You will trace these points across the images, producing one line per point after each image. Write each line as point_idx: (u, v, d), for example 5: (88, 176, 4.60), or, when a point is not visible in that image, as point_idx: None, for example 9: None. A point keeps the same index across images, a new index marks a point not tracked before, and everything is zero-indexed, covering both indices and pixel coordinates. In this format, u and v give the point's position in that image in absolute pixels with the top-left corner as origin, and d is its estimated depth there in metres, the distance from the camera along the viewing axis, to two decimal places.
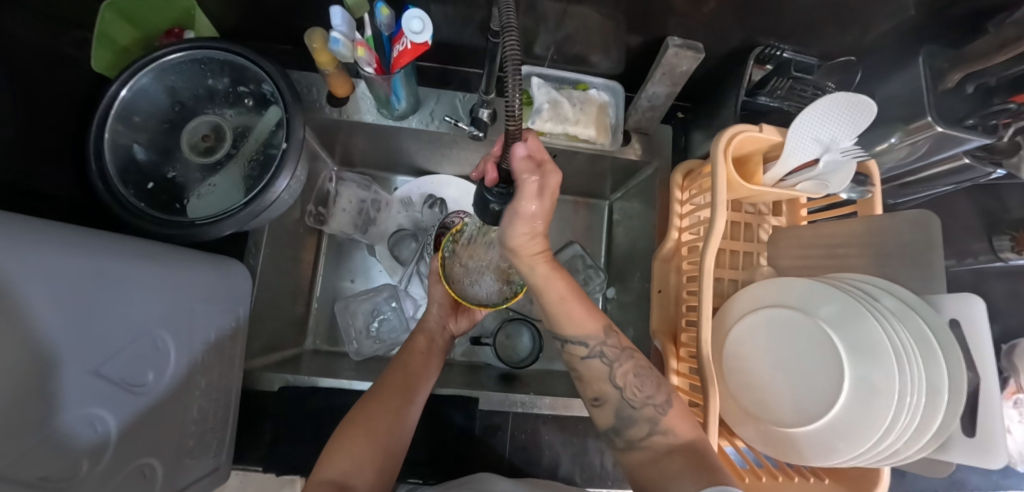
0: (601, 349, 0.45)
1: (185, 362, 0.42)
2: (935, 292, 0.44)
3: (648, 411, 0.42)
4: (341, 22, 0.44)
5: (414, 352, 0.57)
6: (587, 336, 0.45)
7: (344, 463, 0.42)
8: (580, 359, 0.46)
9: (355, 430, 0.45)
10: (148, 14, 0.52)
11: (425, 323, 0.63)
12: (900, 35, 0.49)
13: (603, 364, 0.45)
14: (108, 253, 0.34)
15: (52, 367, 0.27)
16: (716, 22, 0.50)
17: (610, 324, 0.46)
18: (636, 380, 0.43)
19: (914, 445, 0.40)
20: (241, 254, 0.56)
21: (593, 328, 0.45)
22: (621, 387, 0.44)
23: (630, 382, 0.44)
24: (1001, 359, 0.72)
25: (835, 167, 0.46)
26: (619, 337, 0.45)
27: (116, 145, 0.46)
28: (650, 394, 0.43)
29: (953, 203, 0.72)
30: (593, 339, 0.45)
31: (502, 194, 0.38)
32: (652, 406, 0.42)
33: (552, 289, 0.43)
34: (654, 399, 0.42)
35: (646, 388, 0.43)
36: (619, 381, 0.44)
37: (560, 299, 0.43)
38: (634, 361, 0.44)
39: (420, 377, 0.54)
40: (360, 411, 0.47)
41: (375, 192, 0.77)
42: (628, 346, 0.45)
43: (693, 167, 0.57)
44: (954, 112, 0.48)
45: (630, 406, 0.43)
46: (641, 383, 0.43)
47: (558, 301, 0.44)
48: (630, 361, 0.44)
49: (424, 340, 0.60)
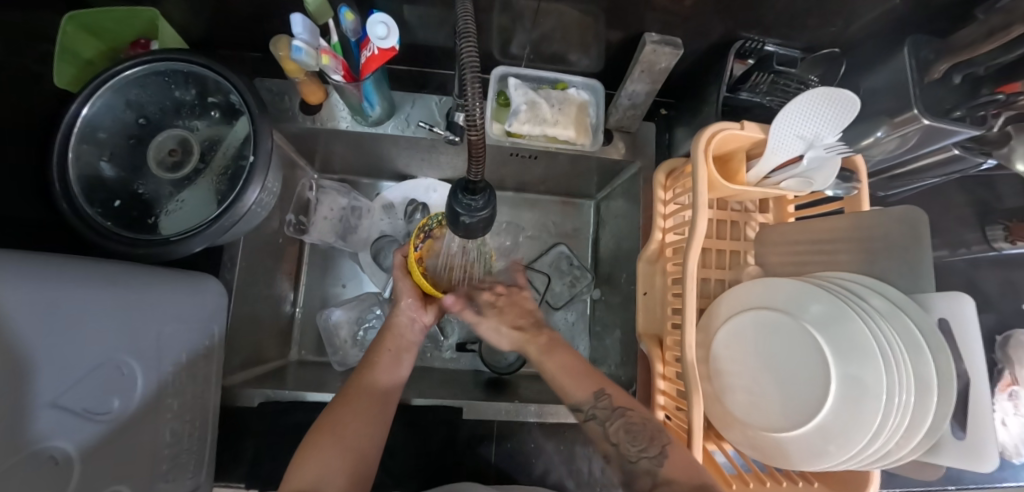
0: (594, 410, 0.48)
1: (152, 386, 0.42)
2: (923, 290, 0.43)
3: (646, 463, 0.43)
4: (303, 30, 0.43)
5: (381, 352, 0.56)
6: (583, 399, 0.50)
7: (314, 473, 0.41)
8: (581, 422, 0.49)
9: (320, 439, 0.44)
10: (112, 26, 0.50)
11: (395, 321, 0.59)
12: (885, 24, 0.48)
13: (597, 426, 0.48)
14: (67, 282, 0.33)
15: (13, 400, 0.27)
16: (694, 18, 0.49)
17: (602, 387, 0.50)
18: (627, 436, 0.46)
19: (905, 447, 0.39)
20: (216, 269, 0.56)
21: (588, 388, 0.50)
22: (618, 443, 0.46)
23: (622, 438, 0.46)
24: (995, 351, 0.71)
25: (819, 164, 0.44)
26: (610, 398, 0.49)
27: (82, 163, 0.45)
28: (643, 447, 0.44)
29: (944, 193, 0.71)
30: (586, 402, 0.49)
31: (471, 205, 0.36)
32: (647, 459, 0.43)
33: (550, 361, 0.54)
34: (648, 453, 0.43)
35: (640, 441, 0.45)
36: (615, 439, 0.47)
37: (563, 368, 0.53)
38: (624, 419, 0.47)
39: (391, 377, 0.53)
40: (329, 417, 0.46)
41: (354, 198, 0.77)
42: (622, 405, 0.48)
43: (677, 165, 0.56)
44: (941, 105, 0.46)
45: (628, 461, 0.45)
46: (634, 437, 0.45)
47: (561, 373, 0.53)
48: (620, 419, 0.47)
49: (392, 339, 0.57)
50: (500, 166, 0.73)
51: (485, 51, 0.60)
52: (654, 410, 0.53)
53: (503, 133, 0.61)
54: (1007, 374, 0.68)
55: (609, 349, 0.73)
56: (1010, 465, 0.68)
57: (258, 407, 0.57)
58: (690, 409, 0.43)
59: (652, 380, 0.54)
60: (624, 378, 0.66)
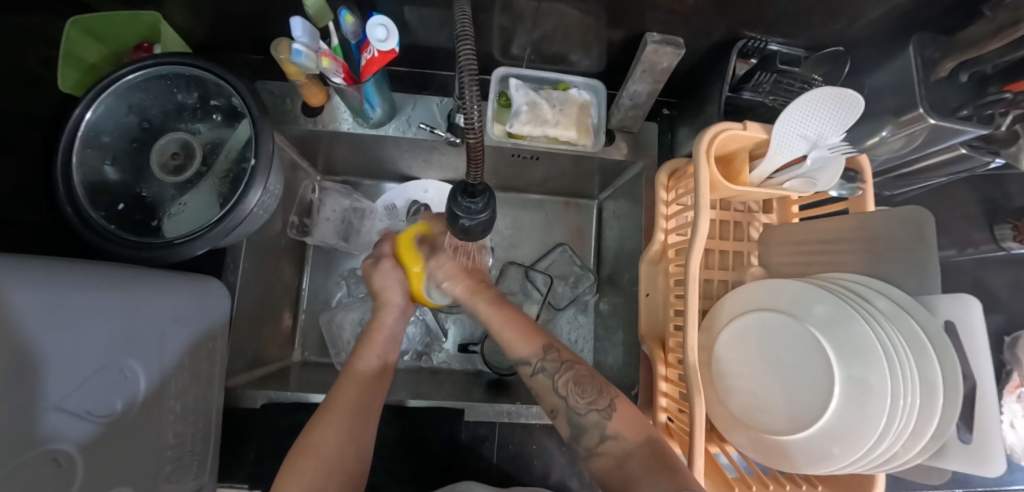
0: (543, 363, 0.48)
1: (156, 386, 0.42)
2: (929, 292, 0.42)
3: (594, 416, 0.44)
4: (302, 33, 0.44)
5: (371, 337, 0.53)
6: (527, 350, 0.49)
7: (330, 435, 0.42)
8: (529, 377, 0.48)
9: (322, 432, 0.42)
10: (114, 30, 0.50)
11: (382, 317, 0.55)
12: (891, 20, 0.47)
13: (546, 377, 0.47)
14: (71, 285, 0.34)
15: (24, 403, 0.28)
16: (697, 16, 0.48)
17: (549, 342, 0.49)
18: (576, 388, 0.45)
19: (912, 450, 0.38)
20: (219, 271, 0.56)
21: (533, 341, 0.50)
22: (566, 395, 0.46)
23: (572, 391, 0.46)
24: (1004, 352, 0.70)
25: (823, 163, 0.44)
26: (558, 352, 0.49)
27: (86, 167, 0.46)
28: (592, 400, 0.44)
29: (952, 191, 0.70)
30: (536, 355, 0.48)
31: (470, 208, 0.36)
32: (596, 411, 0.44)
33: (496, 316, 0.53)
34: (596, 405, 0.44)
35: (588, 394, 0.45)
36: (562, 391, 0.46)
37: (496, 317, 0.53)
38: (572, 371, 0.47)
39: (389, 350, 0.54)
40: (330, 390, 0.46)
41: (357, 200, 0.77)
42: (569, 358, 0.48)
43: (679, 165, 0.55)
44: (947, 103, 0.45)
45: (575, 413, 0.44)
46: (582, 390, 0.45)
47: (500, 325, 0.52)
48: (568, 372, 0.47)
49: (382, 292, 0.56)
50: (501, 168, 0.73)
51: (485, 52, 0.60)
52: (656, 412, 0.52)
53: (504, 134, 0.61)
54: (1016, 376, 0.67)
55: (611, 349, 0.72)
56: (1019, 467, 0.67)
57: (261, 407, 0.58)
58: (692, 410, 0.43)
59: (654, 382, 0.54)
60: (626, 379, 0.66)
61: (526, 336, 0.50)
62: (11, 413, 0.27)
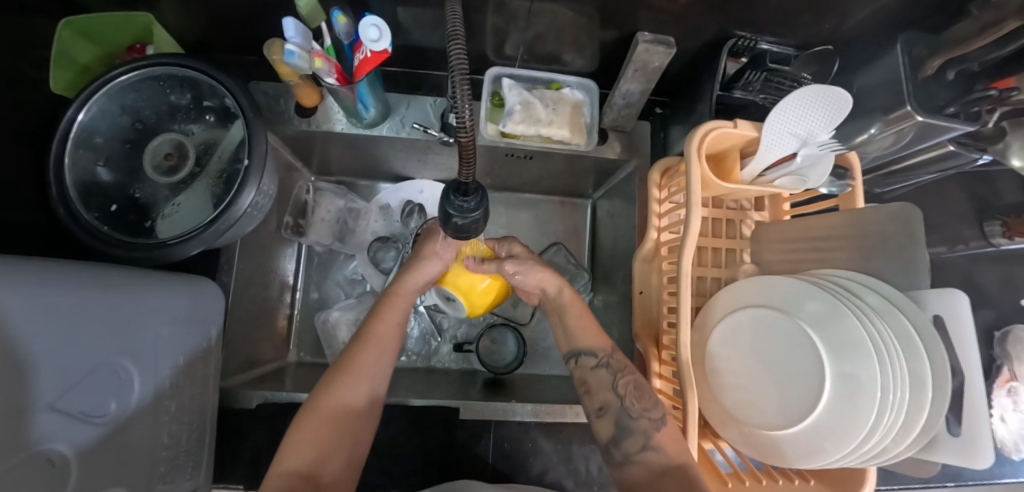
0: (608, 360, 0.50)
1: (150, 388, 0.42)
2: (918, 287, 0.42)
3: (644, 423, 0.44)
4: (296, 33, 0.44)
5: (392, 303, 0.54)
6: (598, 346, 0.51)
7: (308, 454, 0.40)
8: (590, 369, 0.50)
9: (316, 421, 0.42)
10: (107, 31, 0.50)
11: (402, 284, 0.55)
12: (878, 19, 0.48)
13: (608, 373, 0.49)
14: (64, 286, 0.34)
15: (17, 404, 0.28)
16: (688, 16, 0.49)
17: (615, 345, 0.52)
18: (635, 392, 0.47)
19: (901, 444, 0.39)
20: (213, 272, 0.56)
21: (603, 342, 0.52)
22: (623, 396, 0.47)
23: (629, 392, 0.47)
24: (994, 347, 0.70)
25: (813, 161, 0.44)
26: (623, 356, 0.51)
27: (78, 168, 0.45)
28: (647, 407, 0.45)
29: (942, 188, 0.70)
30: (602, 351, 0.51)
31: (463, 207, 0.36)
32: (647, 419, 0.44)
33: (573, 309, 0.55)
34: (650, 413, 0.44)
35: (644, 401, 0.46)
36: (620, 391, 0.47)
37: (578, 315, 0.54)
38: (634, 377, 0.48)
39: (386, 356, 0.50)
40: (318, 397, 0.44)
41: (352, 200, 0.78)
42: (632, 365, 0.50)
43: (671, 164, 0.55)
44: (934, 100, 0.45)
45: (627, 415, 0.45)
46: (641, 397, 0.46)
47: (574, 319, 0.54)
48: (630, 376, 0.48)
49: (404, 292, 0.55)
50: (496, 168, 0.73)
51: (479, 52, 0.60)
52: None
53: (497, 134, 0.61)
54: (1006, 371, 0.68)
55: None
56: (1009, 460, 0.68)
57: (256, 408, 0.57)
58: (686, 406, 0.43)
59: (649, 379, 0.54)
60: None
61: (599, 334, 0.53)
62: (4, 413, 0.27)
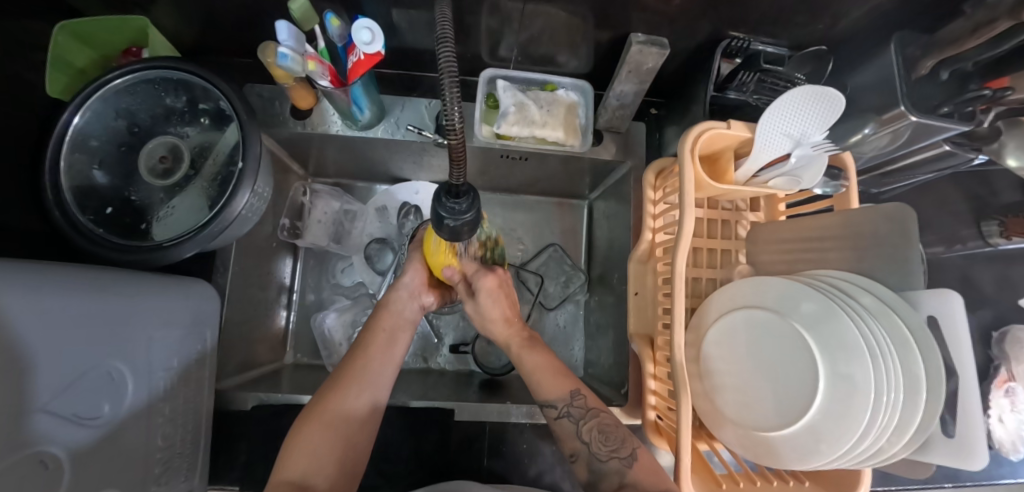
0: (569, 409, 0.49)
1: (144, 390, 0.42)
2: (913, 287, 0.42)
3: (615, 463, 0.45)
4: (288, 36, 0.44)
5: (378, 330, 0.54)
6: (558, 396, 0.50)
7: (304, 463, 0.42)
8: (554, 419, 0.50)
9: (309, 432, 0.43)
10: (102, 35, 0.51)
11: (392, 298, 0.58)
12: (872, 18, 0.47)
13: (571, 422, 0.49)
14: (58, 288, 0.34)
15: (11, 405, 0.28)
16: (681, 17, 0.49)
17: (577, 387, 0.51)
18: (601, 436, 0.47)
19: (896, 445, 0.39)
20: (209, 274, 0.56)
21: (563, 389, 0.51)
22: (589, 442, 0.47)
23: (596, 437, 0.47)
24: (992, 347, 0.70)
25: (807, 161, 0.44)
26: (585, 399, 0.50)
27: (74, 172, 0.46)
28: (615, 448, 0.46)
29: (939, 187, 0.70)
30: (562, 401, 0.50)
31: (455, 209, 0.36)
32: (617, 459, 0.45)
33: (529, 358, 0.54)
34: (618, 454, 0.45)
35: (611, 442, 0.46)
36: (586, 438, 0.48)
37: (535, 365, 0.53)
38: (598, 420, 0.48)
39: (385, 368, 0.52)
40: (318, 406, 0.46)
41: (347, 202, 0.78)
42: (595, 407, 0.50)
43: (666, 165, 0.55)
44: (926, 101, 0.46)
45: (597, 459, 0.46)
46: (606, 438, 0.47)
47: (531, 370, 0.53)
48: (593, 420, 0.48)
49: (391, 317, 0.56)
50: (491, 169, 0.73)
51: (473, 53, 0.60)
52: (645, 410, 0.53)
53: (492, 135, 0.61)
54: (1004, 371, 0.68)
55: (603, 348, 0.73)
56: (1007, 461, 0.68)
57: (252, 410, 0.58)
58: (679, 407, 0.43)
59: (643, 381, 0.54)
60: (617, 378, 0.66)
61: (559, 380, 0.52)
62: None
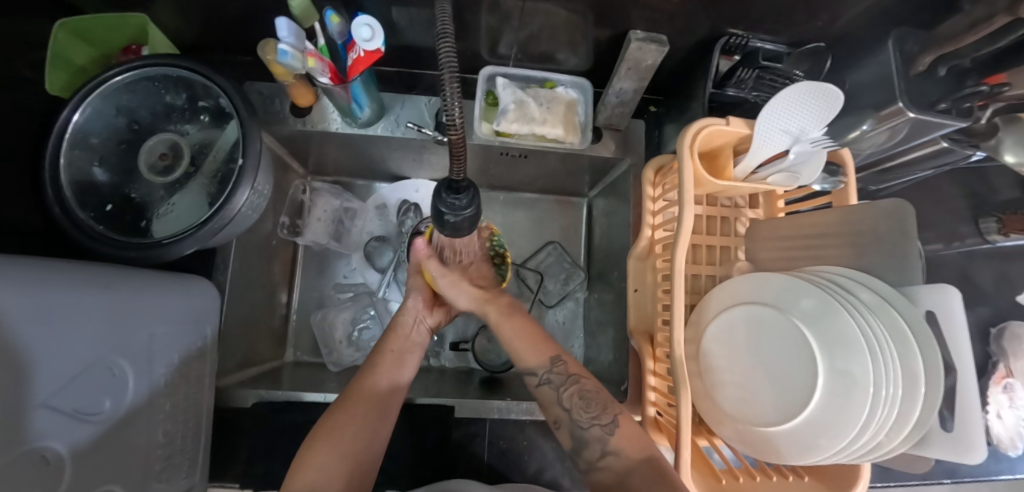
0: (550, 375, 0.50)
1: (145, 386, 0.42)
2: (911, 283, 0.42)
3: (597, 430, 0.46)
4: (288, 33, 0.44)
5: (384, 352, 0.56)
6: (539, 363, 0.51)
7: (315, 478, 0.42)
8: (535, 387, 0.50)
9: (319, 447, 0.44)
10: (102, 32, 0.51)
11: (400, 320, 0.60)
12: (870, 15, 0.48)
13: (551, 390, 0.49)
14: (60, 285, 0.34)
15: (14, 399, 0.28)
16: (681, 14, 0.49)
17: (558, 354, 0.51)
18: (580, 402, 0.48)
19: (895, 440, 0.39)
20: (210, 271, 0.57)
21: (546, 355, 0.51)
22: (570, 409, 0.48)
23: (576, 404, 0.48)
24: (990, 344, 0.70)
25: (806, 157, 0.44)
26: (565, 365, 0.50)
27: (74, 169, 0.46)
28: (595, 414, 0.47)
29: (937, 185, 0.71)
30: (541, 367, 0.50)
31: (455, 204, 0.36)
32: (599, 426, 0.46)
33: (506, 326, 0.55)
34: (601, 420, 0.46)
35: (592, 408, 0.47)
36: (567, 404, 0.48)
37: (512, 333, 0.54)
38: (579, 386, 0.49)
39: (394, 382, 0.53)
40: (329, 423, 0.47)
41: (346, 200, 0.78)
42: (576, 372, 0.50)
43: (665, 162, 0.56)
44: (926, 97, 0.45)
45: (580, 426, 0.47)
46: (587, 404, 0.48)
47: (511, 336, 0.54)
48: (574, 386, 0.49)
49: (397, 339, 0.57)
50: (491, 167, 0.73)
51: (473, 50, 0.60)
52: (645, 407, 0.53)
53: (492, 133, 0.61)
54: (1002, 367, 0.68)
55: (602, 345, 0.73)
56: (1005, 457, 0.68)
57: (252, 407, 0.58)
58: (679, 403, 0.43)
59: (643, 377, 0.54)
60: (617, 375, 0.66)
61: (541, 347, 0.52)
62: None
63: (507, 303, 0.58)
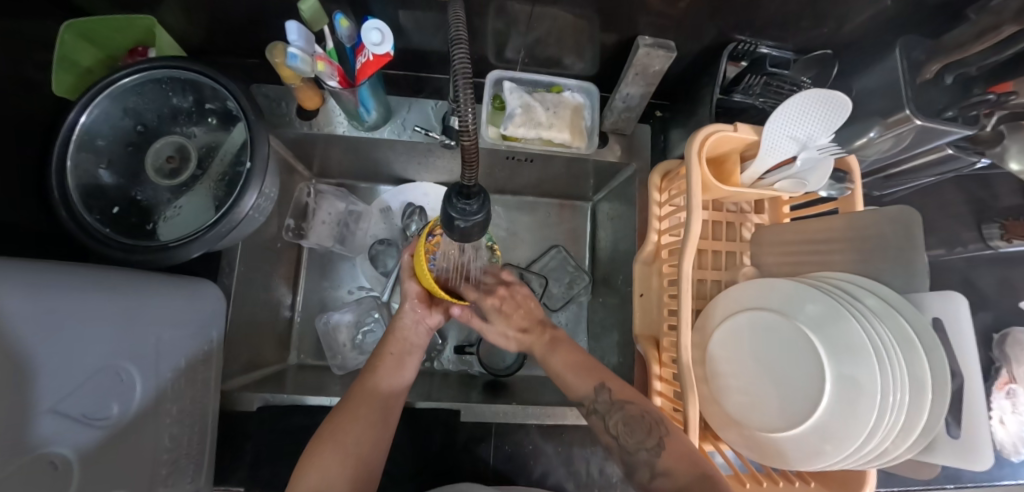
0: (595, 405, 0.51)
1: (151, 391, 0.42)
2: (917, 290, 0.42)
3: (644, 454, 0.44)
4: (298, 36, 0.44)
5: (385, 355, 0.56)
6: (584, 395, 0.52)
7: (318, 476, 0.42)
8: (586, 416, 0.52)
9: (325, 447, 0.44)
10: (110, 35, 0.51)
11: (399, 323, 0.58)
12: (877, 24, 0.48)
13: (599, 419, 0.50)
14: (67, 288, 0.34)
15: (21, 405, 0.28)
16: (689, 20, 0.49)
17: (604, 382, 0.52)
18: (626, 429, 0.47)
19: (901, 446, 0.39)
20: (215, 274, 0.56)
21: (591, 383, 0.52)
22: (618, 435, 0.48)
23: (622, 431, 0.47)
24: (993, 349, 0.71)
25: (813, 164, 0.44)
26: (611, 392, 0.51)
27: (81, 171, 0.46)
28: (641, 439, 0.45)
29: (940, 191, 0.71)
30: (588, 398, 0.52)
31: (466, 210, 0.36)
32: (645, 450, 0.44)
33: (556, 360, 0.57)
34: (646, 444, 0.44)
35: (638, 433, 0.45)
36: (614, 431, 0.48)
37: (562, 366, 0.56)
38: (624, 412, 0.48)
39: (395, 386, 0.54)
40: (335, 423, 0.47)
41: (352, 203, 0.78)
42: (622, 399, 0.49)
43: (672, 167, 0.56)
44: (931, 105, 0.47)
45: (628, 451, 0.46)
46: (632, 430, 0.46)
47: (561, 370, 0.56)
48: (619, 413, 0.48)
49: (397, 342, 0.57)
50: (496, 171, 0.74)
51: (480, 55, 0.60)
52: None
53: (498, 136, 0.61)
54: (1005, 372, 0.68)
55: (607, 349, 0.73)
56: (1008, 462, 0.68)
57: (257, 410, 0.58)
58: (686, 409, 0.43)
59: (649, 382, 0.54)
60: (622, 379, 0.66)
61: (586, 375, 0.54)
62: (8, 416, 0.27)
63: (553, 340, 0.60)
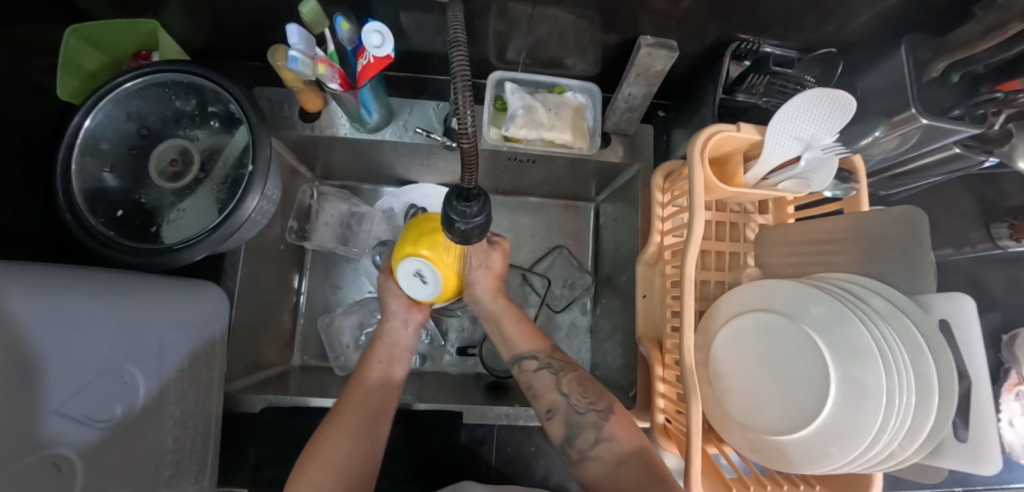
0: (548, 361, 0.53)
1: (154, 393, 0.42)
2: (924, 291, 0.42)
3: (592, 416, 0.46)
4: (298, 39, 0.44)
5: (373, 361, 0.56)
6: (536, 350, 0.54)
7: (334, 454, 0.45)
8: (533, 371, 0.52)
9: (336, 428, 0.48)
10: (113, 38, 0.51)
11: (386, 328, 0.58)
12: (881, 22, 0.47)
13: (550, 374, 0.51)
14: (72, 291, 0.34)
15: (27, 406, 0.28)
16: (691, 19, 0.49)
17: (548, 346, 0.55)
18: (579, 387, 0.49)
19: (907, 449, 0.38)
20: (218, 276, 0.57)
21: (540, 346, 0.55)
22: (567, 394, 0.49)
23: (575, 390, 0.49)
24: (1002, 350, 0.70)
25: (817, 164, 0.44)
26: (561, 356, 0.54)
27: (84, 174, 0.46)
28: (592, 401, 0.48)
29: (947, 190, 0.70)
30: (541, 353, 0.54)
31: (465, 212, 0.36)
32: (595, 412, 0.47)
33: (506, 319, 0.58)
34: (596, 406, 0.47)
35: (589, 394, 0.48)
36: (564, 388, 0.49)
37: (513, 323, 0.57)
38: (576, 373, 0.51)
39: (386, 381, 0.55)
40: (338, 411, 0.50)
41: (355, 205, 0.78)
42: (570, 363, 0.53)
43: (675, 168, 0.55)
44: (938, 103, 0.46)
45: (575, 412, 0.47)
46: (585, 390, 0.49)
47: (509, 327, 0.57)
48: (572, 373, 0.51)
49: (385, 348, 0.57)
50: (498, 173, 0.74)
51: (481, 56, 0.60)
52: (654, 413, 0.53)
53: (500, 138, 0.61)
54: (1014, 374, 0.67)
55: (609, 350, 0.73)
56: (1017, 465, 0.67)
57: (260, 412, 0.58)
58: (689, 412, 0.43)
59: (652, 384, 0.54)
60: (625, 380, 0.66)
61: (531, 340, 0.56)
62: (14, 416, 0.27)
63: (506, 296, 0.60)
